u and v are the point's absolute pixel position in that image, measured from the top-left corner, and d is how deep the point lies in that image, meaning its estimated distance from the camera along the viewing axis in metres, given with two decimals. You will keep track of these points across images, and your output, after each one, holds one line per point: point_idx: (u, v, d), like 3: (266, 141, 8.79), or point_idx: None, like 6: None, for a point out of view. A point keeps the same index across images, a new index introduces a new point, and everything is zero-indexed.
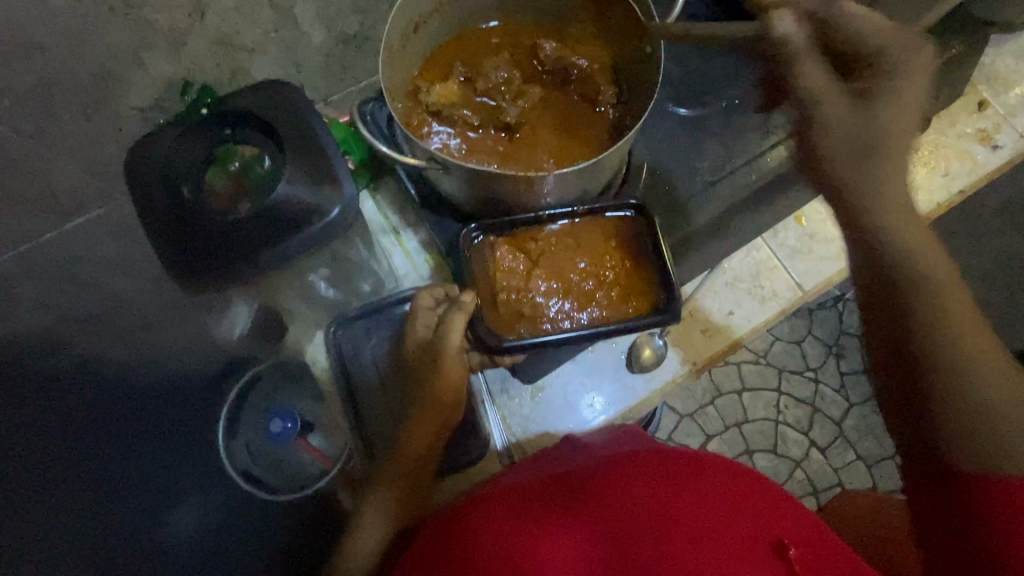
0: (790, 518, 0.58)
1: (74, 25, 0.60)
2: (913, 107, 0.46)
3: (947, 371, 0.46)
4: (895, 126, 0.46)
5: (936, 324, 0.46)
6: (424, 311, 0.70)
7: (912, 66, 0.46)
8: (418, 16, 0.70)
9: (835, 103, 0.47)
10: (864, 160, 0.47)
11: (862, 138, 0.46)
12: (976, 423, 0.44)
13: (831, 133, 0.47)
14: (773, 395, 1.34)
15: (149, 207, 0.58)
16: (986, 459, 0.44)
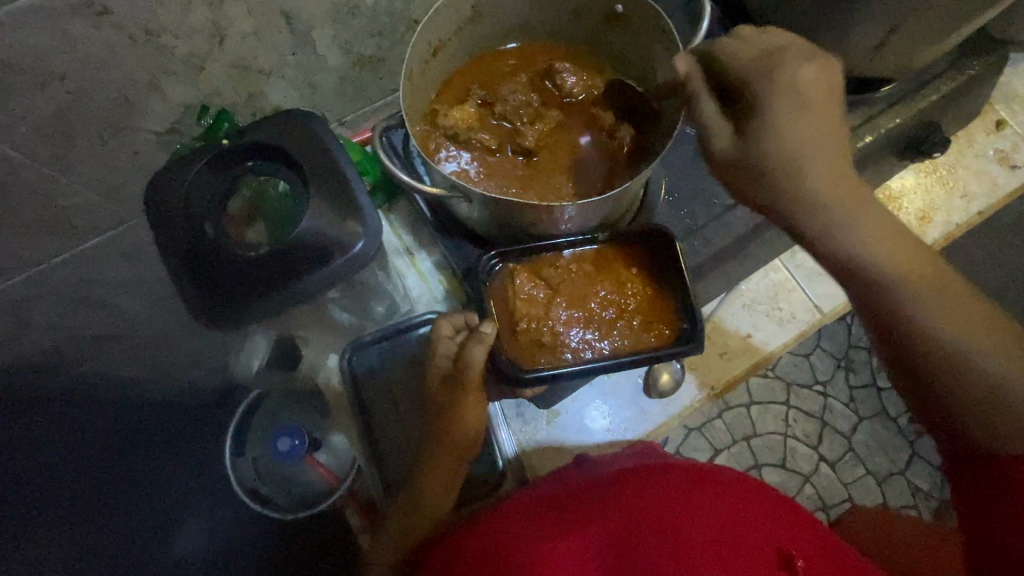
0: (795, 528, 0.58)
1: (94, 53, 0.60)
2: (812, 124, 0.49)
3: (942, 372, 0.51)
4: (800, 149, 0.49)
5: (924, 332, 0.51)
6: (443, 340, 0.69)
7: (786, 87, 0.49)
8: (436, 40, 0.70)
9: (725, 142, 0.52)
10: (792, 193, 0.51)
11: (759, 169, 0.51)
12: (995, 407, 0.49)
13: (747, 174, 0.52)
14: (782, 408, 1.17)
15: (170, 244, 0.58)
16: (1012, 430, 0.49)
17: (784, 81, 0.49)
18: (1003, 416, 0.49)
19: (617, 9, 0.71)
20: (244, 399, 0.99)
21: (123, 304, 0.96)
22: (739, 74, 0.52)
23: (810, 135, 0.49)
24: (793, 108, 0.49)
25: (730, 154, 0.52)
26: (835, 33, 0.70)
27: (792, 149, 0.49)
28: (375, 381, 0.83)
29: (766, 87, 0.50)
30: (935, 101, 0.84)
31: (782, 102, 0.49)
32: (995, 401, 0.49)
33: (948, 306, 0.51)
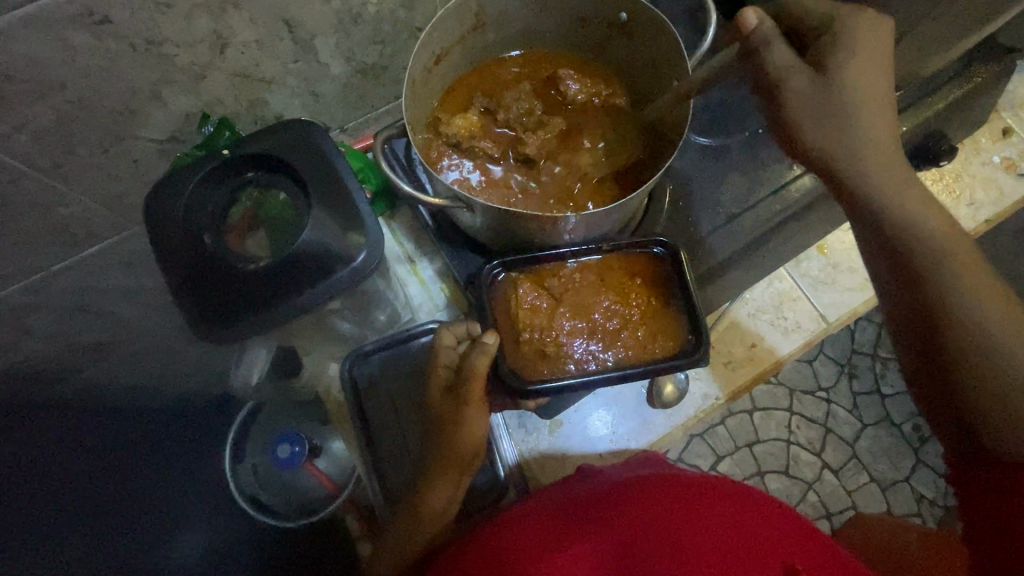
0: (805, 545, 0.57)
1: (95, 63, 0.59)
2: (872, 74, 0.55)
3: (949, 326, 0.54)
4: (853, 91, 0.55)
5: (944, 283, 0.54)
6: (445, 350, 0.69)
7: (864, 33, 0.55)
8: (440, 48, 0.69)
9: (795, 75, 0.56)
10: (838, 128, 0.56)
11: (823, 101, 0.55)
12: (998, 377, 0.51)
13: (802, 108, 0.56)
14: (785, 415, 1.16)
15: (169, 256, 0.57)
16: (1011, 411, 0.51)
17: (855, 31, 0.55)
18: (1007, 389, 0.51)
19: (622, 17, 0.70)
20: (240, 410, 0.98)
21: (123, 310, 0.96)
22: (816, 24, 0.58)
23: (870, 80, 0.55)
24: (859, 56, 0.55)
25: (788, 86, 0.56)
26: None
27: (849, 91, 0.55)
28: (376, 391, 0.83)
29: (843, 34, 0.55)
30: (941, 108, 0.83)
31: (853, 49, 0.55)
32: (1001, 376, 0.51)
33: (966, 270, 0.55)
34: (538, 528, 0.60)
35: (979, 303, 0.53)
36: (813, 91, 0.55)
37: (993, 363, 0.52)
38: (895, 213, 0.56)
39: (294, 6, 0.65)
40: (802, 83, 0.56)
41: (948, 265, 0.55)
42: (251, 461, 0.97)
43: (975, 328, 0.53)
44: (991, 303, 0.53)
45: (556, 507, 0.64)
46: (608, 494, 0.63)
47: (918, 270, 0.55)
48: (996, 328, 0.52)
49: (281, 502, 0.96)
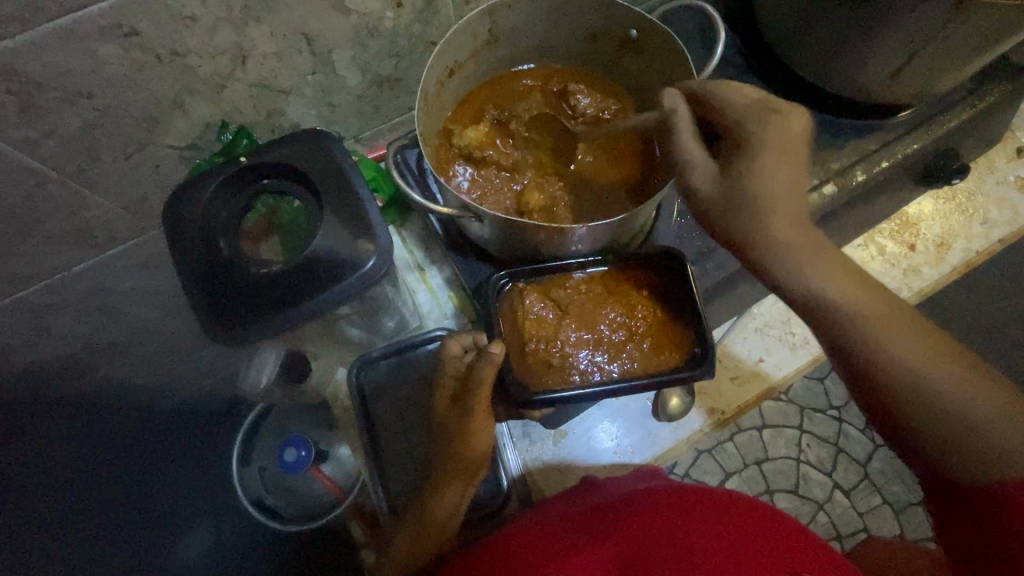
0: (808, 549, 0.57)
1: (122, 73, 0.62)
2: (783, 184, 0.51)
3: (903, 405, 0.52)
4: (757, 204, 0.51)
5: (891, 370, 0.52)
6: (451, 359, 0.69)
7: (768, 130, 0.52)
8: (454, 63, 0.71)
9: (697, 167, 0.54)
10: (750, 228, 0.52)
11: (735, 200, 0.52)
12: (962, 443, 0.50)
13: (708, 215, 0.54)
14: (795, 433, 1.15)
15: (185, 259, 0.59)
16: (989, 472, 0.49)
17: (766, 127, 0.52)
18: (975, 457, 0.50)
19: (632, 33, 0.71)
20: (248, 414, 1.03)
21: (139, 313, 0.98)
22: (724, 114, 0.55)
23: (773, 177, 0.51)
24: (771, 157, 0.51)
25: (694, 190, 0.54)
26: (852, 58, 0.70)
27: (756, 205, 0.51)
28: (382, 397, 0.83)
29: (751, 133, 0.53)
30: (954, 127, 0.83)
31: (757, 152, 0.52)
32: (969, 435, 0.50)
33: (914, 346, 0.52)
34: (538, 535, 0.62)
35: (934, 374, 0.51)
36: (715, 199, 0.53)
37: (956, 431, 0.50)
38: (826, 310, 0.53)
39: (314, 21, 0.67)
40: (699, 190, 0.54)
41: (894, 351, 0.52)
42: (257, 465, 1.01)
43: (933, 405, 0.51)
44: (945, 369, 0.51)
45: (556, 519, 0.64)
46: (608, 504, 0.65)
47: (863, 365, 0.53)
48: (947, 391, 0.50)
49: (287, 505, 1.00)
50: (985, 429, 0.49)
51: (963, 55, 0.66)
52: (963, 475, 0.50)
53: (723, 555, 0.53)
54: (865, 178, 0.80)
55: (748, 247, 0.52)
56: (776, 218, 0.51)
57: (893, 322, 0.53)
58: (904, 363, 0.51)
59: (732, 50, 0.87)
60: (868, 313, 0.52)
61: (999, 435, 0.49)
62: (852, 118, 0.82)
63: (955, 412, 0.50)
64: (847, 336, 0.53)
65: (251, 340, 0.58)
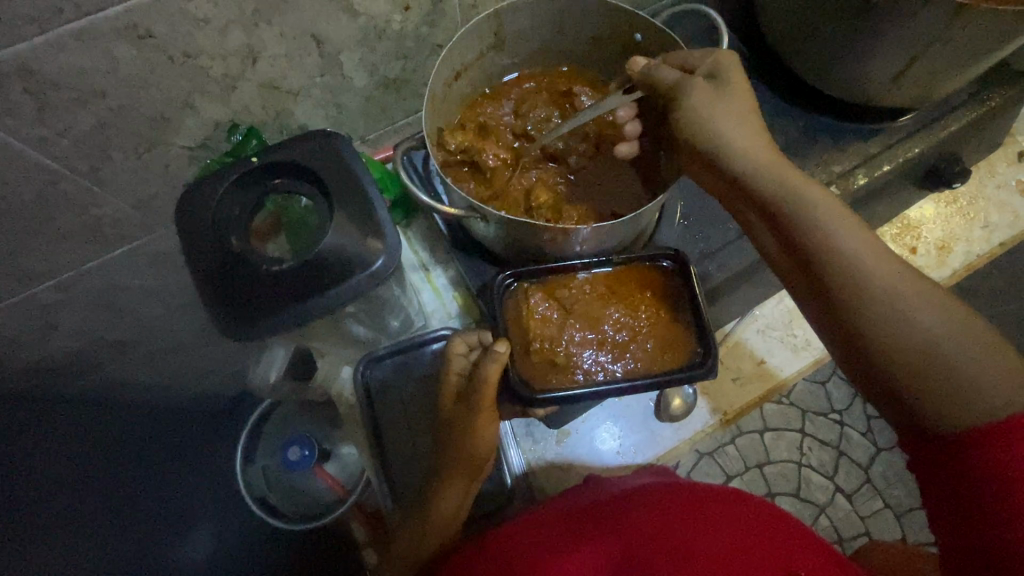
0: (804, 545, 0.57)
1: (135, 74, 0.63)
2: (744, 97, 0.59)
3: (863, 307, 0.51)
4: (726, 113, 0.59)
5: (855, 271, 0.51)
6: (457, 358, 0.69)
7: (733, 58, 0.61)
8: (460, 66, 0.72)
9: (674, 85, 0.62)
10: (722, 132, 0.58)
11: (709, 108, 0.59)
12: (923, 363, 0.48)
13: (687, 123, 0.60)
14: (796, 436, 1.15)
15: (197, 257, 0.60)
16: (949, 395, 0.47)
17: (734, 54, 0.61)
18: (933, 373, 0.48)
19: (636, 38, 0.72)
20: (254, 412, 1.03)
21: (146, 311, 0.99)
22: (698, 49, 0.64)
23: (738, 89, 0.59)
24: (736, 80, 0.60)
25: (677, 104, 0.61)
26: (854, 62, 0.71)
27: (728, 113, 0.59)
28: (387, 396, 0.84)
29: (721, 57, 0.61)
30: (955, 130, 0.84)
31: (726, 77, 0.61)
32: (931, 353, 0.48)
33: (878, 255, 0.52)
34: (536, 530, 0.63)
35: (897, 281, 0.51)
36: (694, 108, 0.60)
37: (916, 343, 0.48)
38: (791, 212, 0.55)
39: (323, 22, 0.68)
40: (679, 104, 0.61)
41: (859, 252, 0.52)
42: (261, 464, 1.02)
43: (895, 312, 0.49)
44: (907, 281, 0.51)
45: (553, 517, 0.65)
46: (605, 502, 0.65)
47: (822, 262, 0.53)
48: (909, 304, 0.49)
49: (288, 503, 1.01)
50: (945, 345, 0.48)
51: (963, 59, 0.67)
52: (923, 399, 0.48)
53: (716, 549, 0.54)
54: (867, 181, 0.81)
55: (720, 151, 0.59)
56: (744, 125, 0.59)
57: (861, 238, 0.53)
58: (864, 263, 0.51)
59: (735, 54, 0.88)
60: (832, 216, 0.54)
61: (957, 354, 0.47)
62: (854, 122, 0.83)
63: (915, 323, 0.49)
64: (805, 238, 0.54)
65: (259, 337, 0.59)
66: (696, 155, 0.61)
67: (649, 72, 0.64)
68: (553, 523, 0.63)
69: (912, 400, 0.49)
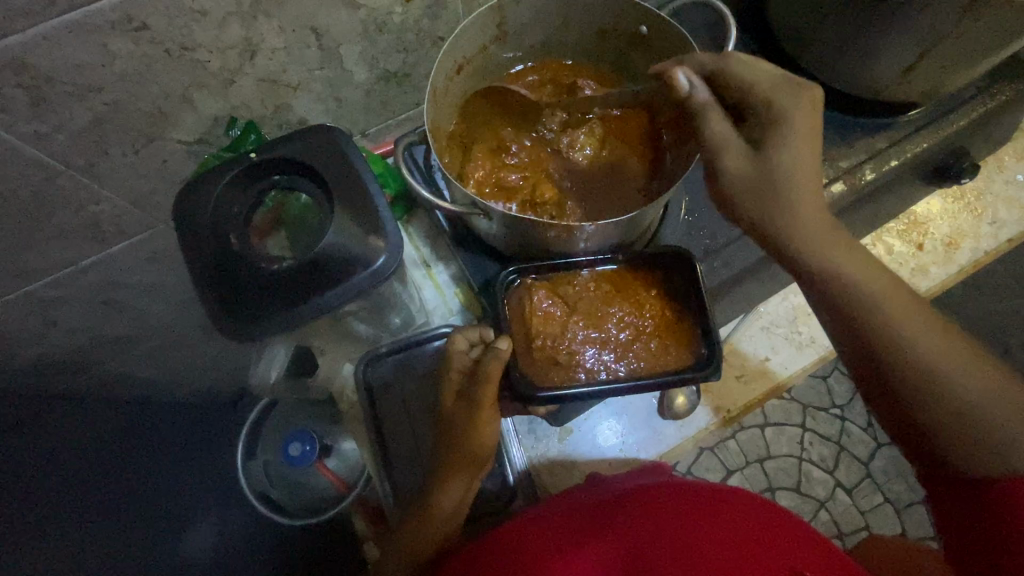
0: (808, 546, 0.57)
1: (132, 68, 0.62)
2: (800, 166, 0.54)
3: (912, 379, 0.54)
4: (778, 189, 0.55)
5: (902, 346, 0.54)
6: (457, 354, 0.68)
7: (789, 116, 0.55)
8: (462, 58, 0.71)
9: (728, 153, 0.56)
10: (772, 210, 0.55)
11: (762, 185, 0.55)
12: (966, 427, 0.52)
13: (734, 193, 0.57)
14: (797, 431, 1.15)
15: (195, 256, 0.59)
16: (985, 455, 0.51)
17: (792, 112, 0.55)
18: (972, 437, 0.52)
19: (642, 30, 0.71)
20: (256, 407, 1.04)
21: (146, 308, 0.98)
22: (750, 99, 0.57)
23: (791, 158, 0.54)
24: (799, 134, 0.54)
25: (720, 170, 0.57)
26: (864, 55, 0.70)
27: (782, 192, 0.55)
28: (388, 393, 0.84)
29: (775, 118, 0.55)
30: (964, 126, 0.83)
31: (788, 131, 0.54)
32: (970, 418, 0.52)
33: (921, 325, 0.55)
34: (547, 523, 0.63)
35: (945, 357, 0.53)
36: (745, 180, 0.56)
37: (957, 411, 0.52)
38: (842, 288, 0.56)
39: (323, 15, 0.67)
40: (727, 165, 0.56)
41: (906, 326, 0.54)
42: (263, 459, 1.03)
43: (938, 385, 0.53)
44: (951, 355, 0.53)
45: (558, 513, 0.64)
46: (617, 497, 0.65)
47: (873, 337, 0.55)
48: (953, 373, 0.53)
49: (290, 497, 1.03)
50: (985, 412, 0.51)
51: (975, 52, 0.66)
52: (960, 456, 0.52)
53: (722, 551, 0.53)
54: (874, 176, 0.80)
55: (773, 229, 0.56)
56: (801, 192, 0.55)
57: (908, 309, 0.55)
58: (911, 337, 0.54)
59: (742, 46, 0.87)
60: (880, 289, 0.56)
61: (996, 420, 0.51)
62: (863, 116, 0.82)
63: (958, 393, 0.52)
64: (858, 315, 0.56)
65: (260, 336, 0.58)
66: (745, 228, 0.59)
67: (704, 107, 0.57)
68: (565, 516, 0.63)
69: (948, 455, 0.53)
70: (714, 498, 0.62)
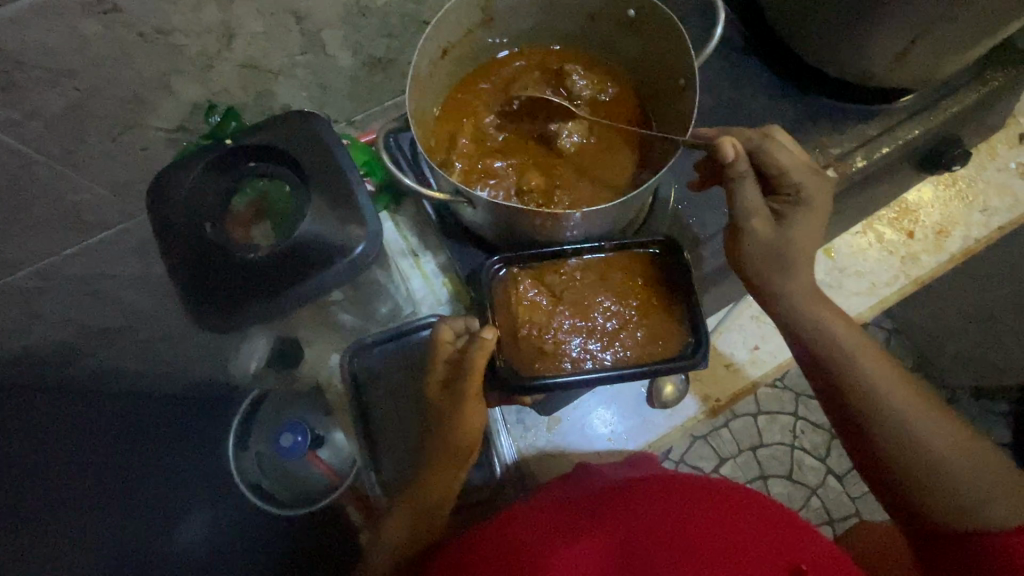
0: (805, 543, 0.56)
1: (104, 52, 0.60)
2: (813, 238, 0.61)
3: (886, 430, 0.57)
4: (793, 257, 0.61)
5: (878, 405, 0.58)
6: (444, 345, 0.66)
7: (814, 197, 0.61)
8: (446, 43, 0.69)
9: (758, 223, 0.61)
10: (782, 275, 0.62)
11: (782, 254, 0.61)
12: (937, 481, 0.55)
13: (753, 257, 0.62)
14: (790, 419, 1.15)
15: (170, 243, 0.58)
16: (956, 508, 0.54)
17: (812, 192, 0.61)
18: (942, 491, 0.55)
19: (630, 14, 0.70)
20: (244, 400, 1.00)
21: (131, 298, 0.97)
22: (778, 175, 0.62)
23: (807, 234, 0.61)
24: (814, 219, 0.61)
25: (743, 235, 0.62)
26: (856, 41, 0.69)
27: (794, 260, 0.61)
28: (375, 383, 0.83)
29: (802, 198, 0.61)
30: (956, 112, 0.82)
31: (809, 213, 0.61)
32: (939, 472, 0.55)
33: (895, 382, 0.59)
34: (537, 519, 0.61)
35: (916, 412, 0.58)
36: (767, 246, 0.61)
37: (928, 466, 0.56)
38: (823, 340, 0.62)
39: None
40: (748, 234, 0.61)
41: (880, 380, 0.59)
42: (255, 449, 0.99)
43: (909, 437, 0.57)
44: (921, 410, 0.58)
45: (550, 507, 0.63)
46: (609, 492, 0.63)
47: (851, 391, 0.59)
48: (922, 428, 0.57)
49: (283, 488, 0.99)
50: (955, 468, 0.55)
51: (968, 37, 0.64)
52: (934, 509, 0.55)
53: (722, 552, 0.52)
54: (865, 164, 0.79)
55: (777, 289, 0.63)
56: (802, 261, 0.62)
57: (883, 364, 0.60)
58: (884, 391, 0.58)
59: (732, 31, 0.85)
60: (856, 346, 0.61)
61: (961, 475, 0.55)
62: (853, 102, 0.80)
63: (928, 449, 0.56)
64: (838, 366, 0.60)
65: (238, 326, 0.58)
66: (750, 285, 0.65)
67: (738, 179, 0.60)
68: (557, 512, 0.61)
69: (921, 508, 0.56)
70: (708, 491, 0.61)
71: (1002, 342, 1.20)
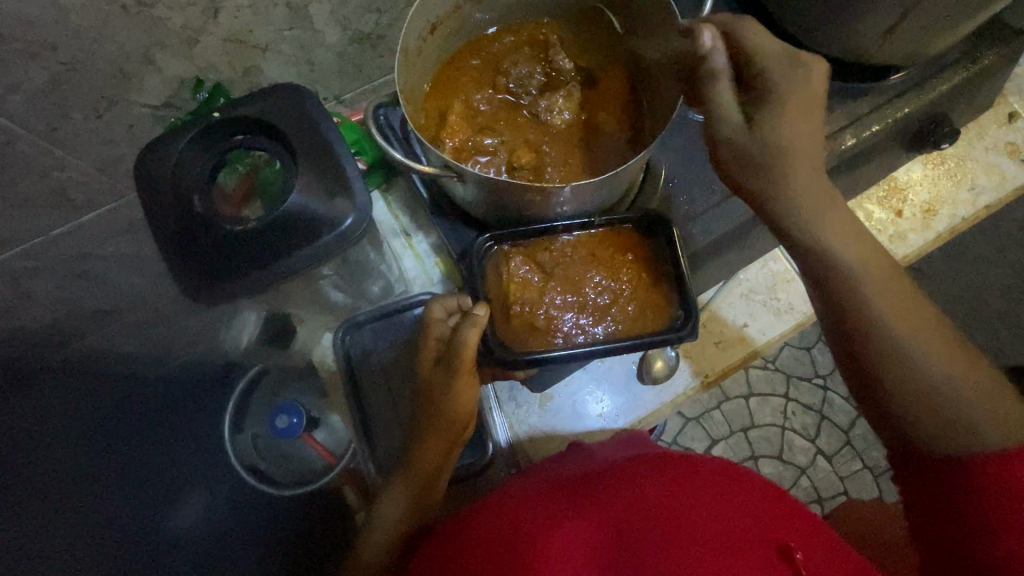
0: (793, 522, 0.57)
1: (86, 25, 0.59)
2: (809, 134, 0.56)
3: (881, 354, 0.56)
4: (792, 156, 0.56)
5: (876, 328, 0.56)
6: (436, 323, 0.69)
7: (802, 85, 0.56)
8: (435, 18, 0.68)
9: (734, 125, 0.56)
10: (770, 185, 0.57)
11: (765, 161, 0.57)
12: (931, 403, 0.54)
13: (736, 164, 0.58)
14: (780, 401, 1.17)
15: (158, 216, 0.58)
16: (953, 432, 0.53)
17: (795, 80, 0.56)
18: (932, 415, 0.54)
19: None
20: (240, 380, 0.98)
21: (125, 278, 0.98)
22: (760, 68, 0.57)
23: (793, 132, 0.55)
24: (796, 113, 0.56)
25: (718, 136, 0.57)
26: (847, 17, 0.68)
27: (785, 166, 0.56)
28: (367, 361, 0.84)
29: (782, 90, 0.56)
30: (945, 90, 0.82)
31: (789, 107, 0.56)
32: (934, 396, 0.54)
33: (899, 303, 0.57)
34: (530, 500, 0.62)
35: (917, 337, 0.56)
36: (752, 149, 0.57)
37: (921, 389, 0.55)
38: (825, 260, 0.58)
39: None
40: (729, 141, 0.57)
41: (881, 303, 0.57)
42: (251, 432, 0.99)
43: (905, 360, 0.55)
44: (921, 332, 0.56)
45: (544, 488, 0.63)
46: (603, 474, 0.63)
47: (851, 313, 0.58)
48: (919, 352, 0.55)
49: (280, 470, 1.00)
50: (951, 393, 0.54)
51: (956, 12, 0.64)
52: (926, 433, 0.55)
53: (710, 530, 0.52)
54: (856, 142, 0.79)
55: (767, 202, 0.58)
56: (795, 168, 0.57)
57: (887, 284, 0.58)
58: (882, 315, 0.57)
59: (724, 8, 0.85)
60: (864, 267, 0.58)
61: (953, 399, 0.54)
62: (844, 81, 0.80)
63: (924, 373, 0.55)
64: (841, 286, 0.58)
65: (227, 299, 0.58)
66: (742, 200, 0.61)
67: (711, 75, 0.55)
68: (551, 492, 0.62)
69: (909, 431, 0.56)
70: (700, 472, 0.61)
71: (988, 322, 1.21)
